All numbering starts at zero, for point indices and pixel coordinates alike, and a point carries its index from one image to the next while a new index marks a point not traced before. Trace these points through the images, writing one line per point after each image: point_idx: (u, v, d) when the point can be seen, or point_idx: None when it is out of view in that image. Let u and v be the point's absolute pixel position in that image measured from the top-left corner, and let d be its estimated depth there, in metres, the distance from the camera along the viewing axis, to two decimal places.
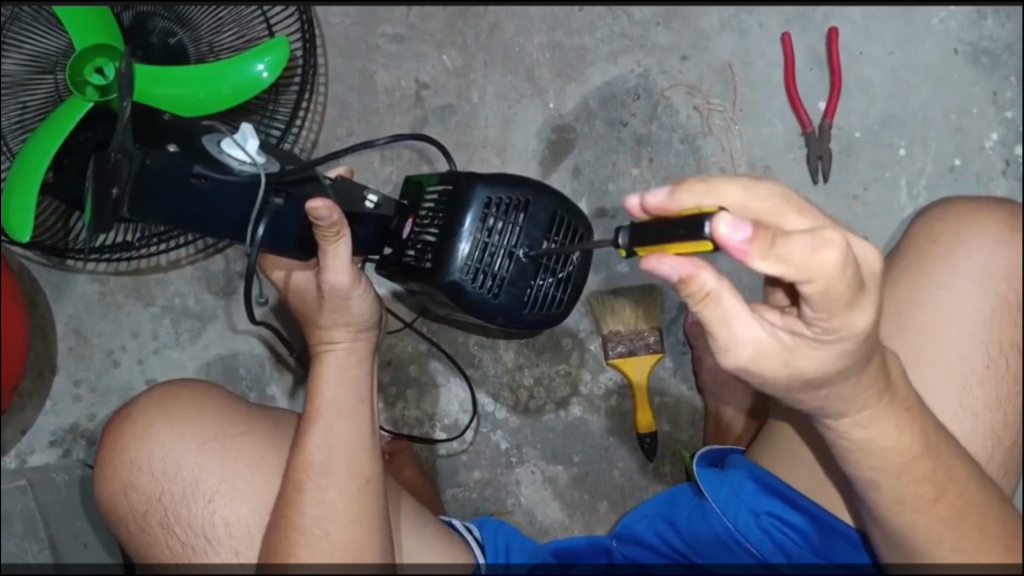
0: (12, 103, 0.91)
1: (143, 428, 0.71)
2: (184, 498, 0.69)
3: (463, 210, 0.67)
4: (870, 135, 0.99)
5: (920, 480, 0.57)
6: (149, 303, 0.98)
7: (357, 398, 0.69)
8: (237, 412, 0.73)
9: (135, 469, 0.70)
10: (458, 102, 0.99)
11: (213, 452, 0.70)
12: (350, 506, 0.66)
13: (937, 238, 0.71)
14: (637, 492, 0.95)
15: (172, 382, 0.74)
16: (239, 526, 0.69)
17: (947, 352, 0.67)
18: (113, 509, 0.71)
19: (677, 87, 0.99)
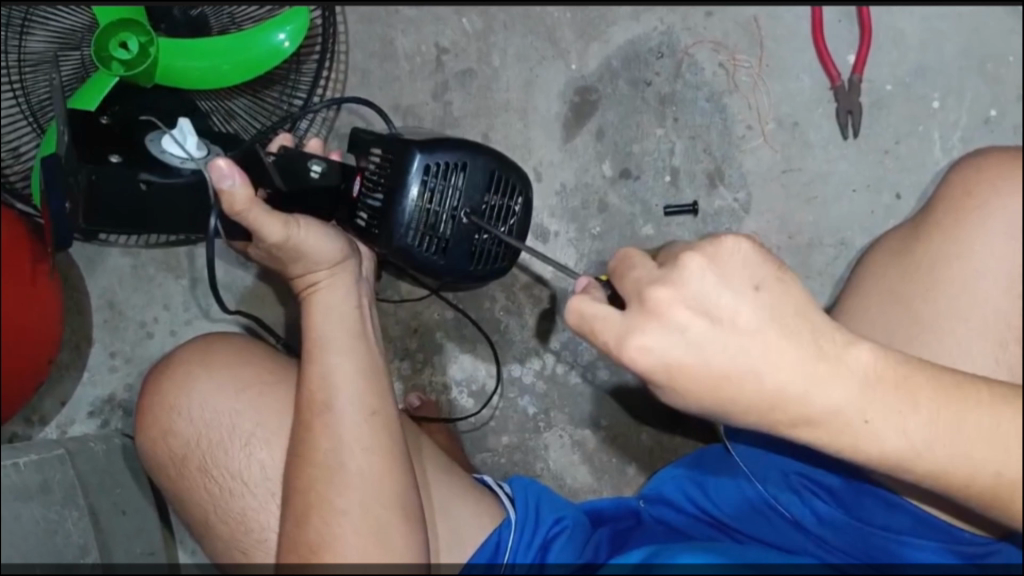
0: (39, 79, 0.92)
1: (182, 377, 0.76)
2: (221, 442, 0.75)
3: (410, 170, 0.73)
4: (902, 88, 0.96)
5: (938, 433, 0.53)
6: (179, 274, 0.99)
7: (354, 334, 0.73)
8: (271, 362, 0.79)
9: (175, 416, 0.76)
10: (478, 66, 0.98)
11: (248, 398, 0.76)
12: (364, 436, 0.69)
13: (971, 191, 0.68)
14: (666, 455, 0.95)
15: (206, 336, 0.80)
16: (273, 468, 0.74)
17: (981, 309, 0.66)
18: (154, 456, 0.77)
19: (702, 43, 0.97)
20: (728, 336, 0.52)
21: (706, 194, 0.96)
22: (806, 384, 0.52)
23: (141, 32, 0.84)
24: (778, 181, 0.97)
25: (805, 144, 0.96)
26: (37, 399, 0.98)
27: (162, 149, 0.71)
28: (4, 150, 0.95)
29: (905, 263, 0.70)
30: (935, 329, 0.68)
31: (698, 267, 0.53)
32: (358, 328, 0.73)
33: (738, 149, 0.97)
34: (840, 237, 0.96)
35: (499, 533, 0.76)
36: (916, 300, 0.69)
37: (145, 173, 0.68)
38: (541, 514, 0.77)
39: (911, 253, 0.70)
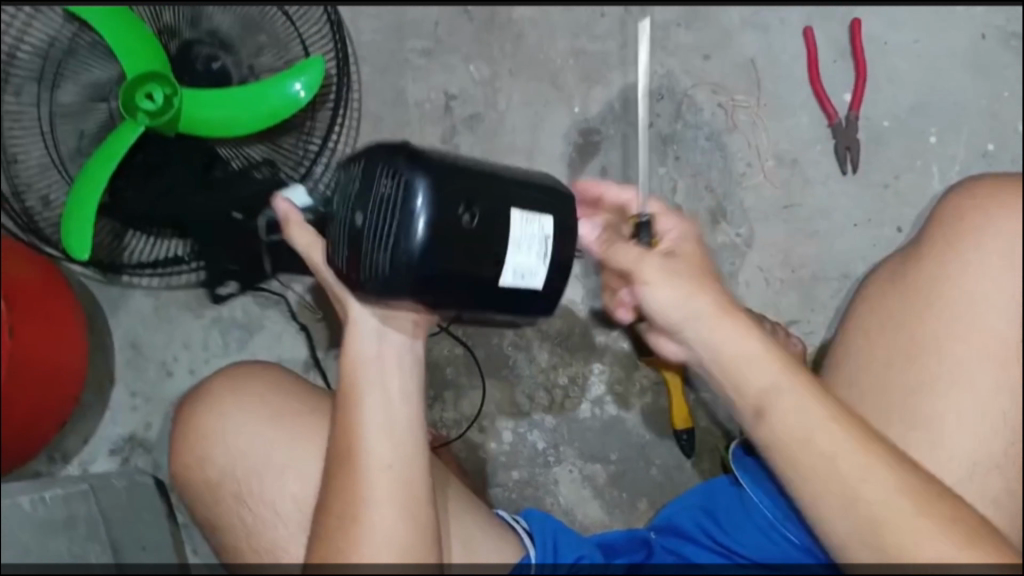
0: (69, 131, 0.97)
1: (217, 407, 0.78)
2: (256, 472, 0.76)
3: (444, 194, 0.59)
4: (899, 124, 0.99)
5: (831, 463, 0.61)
6: (200, 315, 1.04)
7: (389, 392, 0.67)
8: (306, 396, 0.79)
9: (211, 444, 0.77)
10: (486, 110, 1.02)
11: (285, 428, 0.77)
12: (404, 498, 0.65)
13: (963, 216, 0.71)
14: (675, 487, 0.97)
15: (240, 366, 0.81)
16: (304, 498, 0.75)
17: (982, 327, 0.67)
18: (190, 483, 0.79)
19: (702, 85, 1.00)
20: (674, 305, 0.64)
21: (709, 230, 0.99)
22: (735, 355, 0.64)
23: (166, 84, 0.88)
24: (780, 217, 0.99)
25: (805, 180, 0.99)
26: (61, 437, 1.02)
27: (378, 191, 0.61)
28: (34, 198, 1.00)
29: (903, 287, 0.72)
30: (937, 350, 0.69)
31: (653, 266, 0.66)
32: (407, 381, 0.68)
33: (739, 186, 0.99)
34: (844, 270, 0.98)
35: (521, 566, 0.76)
36: (920, 321, 0.70)
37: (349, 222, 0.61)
38: (560, 559, 0.78)
39: (906, 279, 0.72)
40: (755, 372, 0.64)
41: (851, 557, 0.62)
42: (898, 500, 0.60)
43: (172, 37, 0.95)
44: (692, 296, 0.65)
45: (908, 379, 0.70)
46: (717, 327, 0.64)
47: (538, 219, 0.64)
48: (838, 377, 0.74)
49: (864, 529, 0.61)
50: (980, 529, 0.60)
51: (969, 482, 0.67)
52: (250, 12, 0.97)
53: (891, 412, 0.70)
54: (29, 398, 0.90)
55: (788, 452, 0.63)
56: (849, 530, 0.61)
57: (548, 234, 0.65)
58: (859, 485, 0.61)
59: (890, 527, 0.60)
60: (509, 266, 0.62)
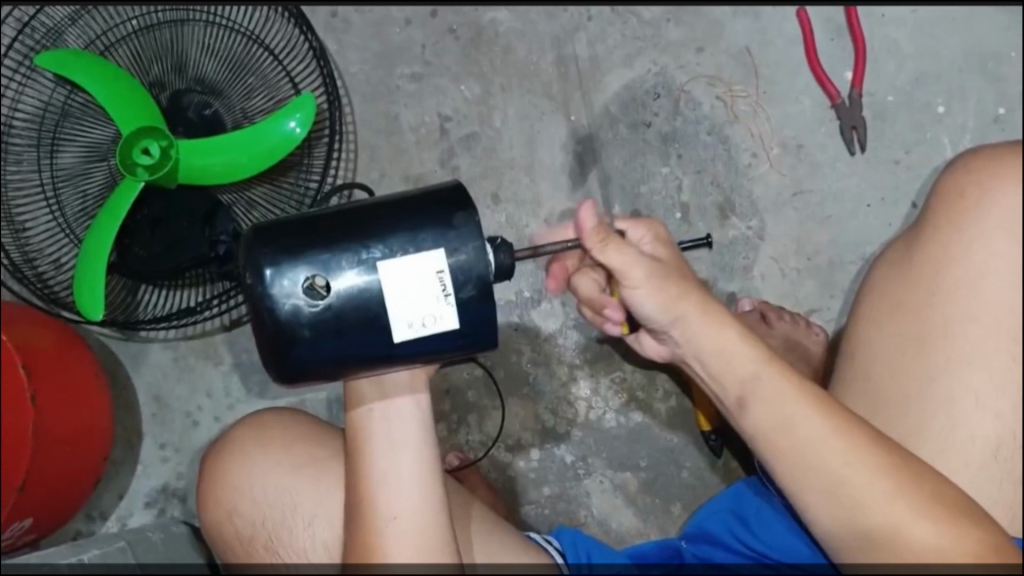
0: (72, 193, 0.97)
1: (240, 457, 0.77)
2: (284, 521, 0.75)
3: (289, 270, 0.62)
4: (904, 98, 0.96)
5: (812, 449, 0.63)
6: (218, 361, 1.03)
7: (399, 445, 0.69)
8: (326, 439, 0.78)
9: (238, 497, 0.76)
10: (482, 128, 1.01)
11: (308, 475, 0.76)
12: (422, 542, 0.67)
13: (964, 192, 0.67)
14: (709, 489, 0.95)
15: (260, 414, 0.80)
16: (334, 547, 0.74)
17: (992, 305, 0.65)
18: (222, 536, 0.78)
19: (697, 79, 0.98)
20: (651, 300, 0.67)
21: (719, 226, 0.97)
22: (710, 342, 0.67)
23: (160, 136, 0.89)
24: (790, 205, 0.96)
25: (812, 165, 0.96)
26: (96, 496, 1.02)
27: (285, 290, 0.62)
28: (46, 263, 1.00)
29: (908, 270, 0.69)
30: (948, 331, 0.66)
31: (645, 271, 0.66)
32: (414, 430, 0.69)
33: (746, 178, 0.97)
34: (861, 253, 0.95)
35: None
36: (927, 304, 0.67)
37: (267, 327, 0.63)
38: (595, 563, 0.77)
39: (913, 261, 0.69)
40: (736, 359, 0.66)
41: (840, 542, 0.63)
42: (877, 484, 0.61)
43: (161, 87, 0.94)
44: (675, 301, 0.67)
45: (926, 362, 0.67)
46: (701, 321, 0.67)
47: (422, 257, 0.62)
48: (855, 366, 0.71)
49: (845, 515, 0.62)
50: (964, 506, 0.61)
51: (992, 462, 0.65)
52: (237, 53, 0.96)
53: (907, 396, 0.67)
54: (61, 463, 0.90)
55: (778, 434, 0.64)
56: (833, 515, 0.63)
57: (442, 269, 0.62)
58: (842, 470, 0.62)
59: (869, 511, 0.62)
60: (399, 316, 0.62)
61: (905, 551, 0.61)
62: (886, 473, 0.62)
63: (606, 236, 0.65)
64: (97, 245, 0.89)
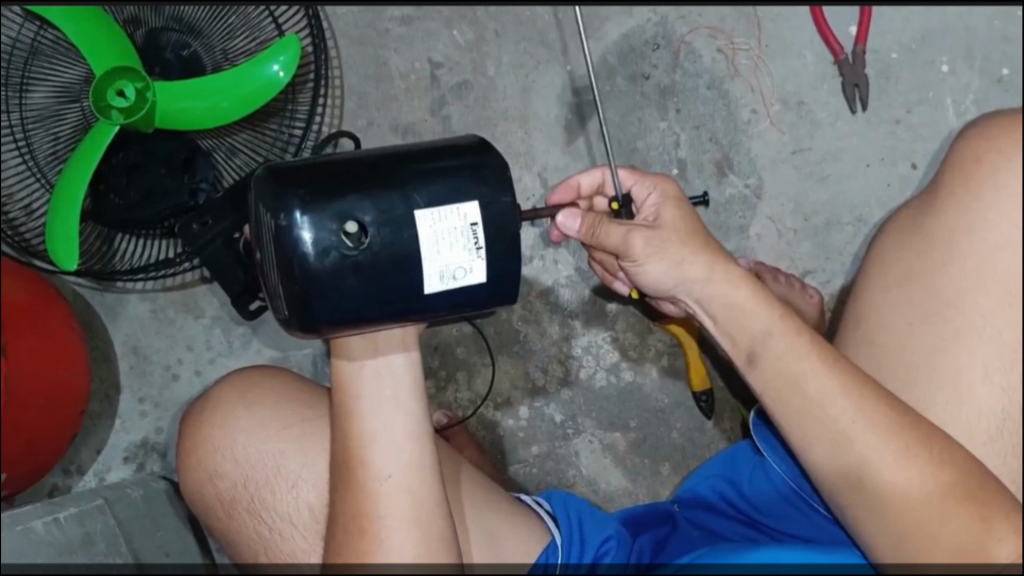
0: (43, 135, 0.91)
1: (223, 416, 0.74)
2: (269, 483, 0.72)
3: (319, 214, 0.58)
4: (908, 56, 0.94)
5: (814, 407, 0.63)
6: (199, 314, 1.00)
7: (396, 401, 0.67)
8: (315, 397, 0.76)
9: (220, 457, 0.74)
10: (474, 76, 0.97)
11: (294, 436, 0.73)
12: (413, 503, 0.65)
13: (981, 158, 0.66)
14: (698, 450, 0.95)
15: (246, 370, 0.77)
16: (320, 509, 0.71)
17: (1006, 275, 0.64)
18: (202, 497, 0.75)
19: (698, 30, 0.95)
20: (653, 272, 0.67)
21: (716, 183, 0.94)
22: (721, 304, 0.67)
23: (136, 78, 0.83)
24: (789, 163, 0.94)
25: (813, 122, 0.94)
26: (73, 450, 0.99)
27: (309, 236, 0.58)
28: (17, 209, 0.95)
29: (919, 237, 0.68)
30: (959, 300, 0.65)
31: (644, 239, 0.66)
32: (407, 391, 0.67)
33: (745, 135, 0.94)
34: (858, 215, 0.94)
35: (546, 555, 0.72)
36: (939, 273, 0.66)
37: (288, 273, 0.58)
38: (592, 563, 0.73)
39: (924, 229, 0.68)
40: (750, 316, 0.66)
41: (835, 497, 0.64)
42: (885, 443, 0.62)
43: (136, 25, 0.88)
44: (682, 263, 0.66)
45: (937, 331, 0.66)
46: (712, 281, 0.67)
47: (456, 208, 0.60)
48: (862, 332, 0.70)
49: (846, 472, 0.63)
50: (965, 463, 0.62)
51: (998, 437, 0.64)
52: None
53: (917, 364, 0.66)
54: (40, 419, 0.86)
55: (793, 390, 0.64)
56: (833, 470, 0.63)
57: (477, 221, 0.61)
58: (848, 430, 0.62)
59: (873, 468, 0.62)
60: (431, 268, 0.60)
61: (899, 507, 0.61)
62: (896, 434, 0.62)
63: (596, 223, 0.66)
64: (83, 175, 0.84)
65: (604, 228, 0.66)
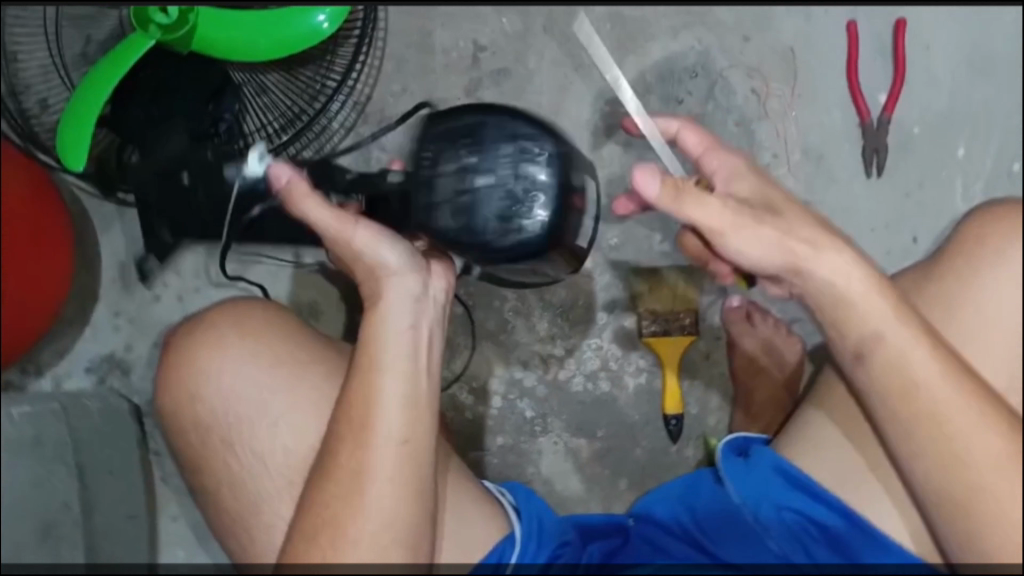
0: (74, 34, 0.89)
1: (216, 343, 0.73)
2: (249, 419, 0.72)
3: None
4: (929, 133, 0.97)
5: (932, 415, 0.58)
6: (194, 243, 1.00)
7: (414, 354, 0.66)
8: (313, 345, 0.75)
9: (205, 382, 0.73)
10: (514, 66, 0.99)
11: (286, 380, 0.72)
12: (404, 469, 0.64)
13: (985, 237, 0.67)
14: (658, 471, 0.96)
15: (246, 303, 0.76)
16: (298, 456, 0.71)
17: (999, 357, 0.63)
18: (176, 418, 0.75)
19: (736, 67, 0.99)
20: (746, 238, 0.60)
21: None
22: (861, 292, 0.60)
23: None
24: None
25: (829, 177, 0.97)
26: (38, 349, 0.99)
27: None
28: None
29: (914, 303, 0.69)
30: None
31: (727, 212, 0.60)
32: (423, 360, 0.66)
33: (762, 177, 0.97)
34: None
35: (500, 552, 0.72)
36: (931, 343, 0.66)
37: None
38: (549, 563, 0.73)
39: (922, 294, 0.69)
40: (861, 312, 0.60)
41: (946, 512, 0.59)
42: (994, 468, 0.56)
43: None
44: (775, 245, 0.60)
45: None
46: (828, 262, 0.60)
47: None
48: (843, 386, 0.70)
49: (964, 491, 0.58)
50: None
51: None
52: None
53: None
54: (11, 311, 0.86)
55: (902, 390, 0.59)
56: (940, 484, 0.59)
57: None
58: (960, 447, 0.57)
59: (986, 491, 0.57)
60: None
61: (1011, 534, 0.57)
62: (1009, 463, 0.57)
63: (678, 187, 0.61)
64: (109, 76, 0.83)
65: (694, 205, 0.60)
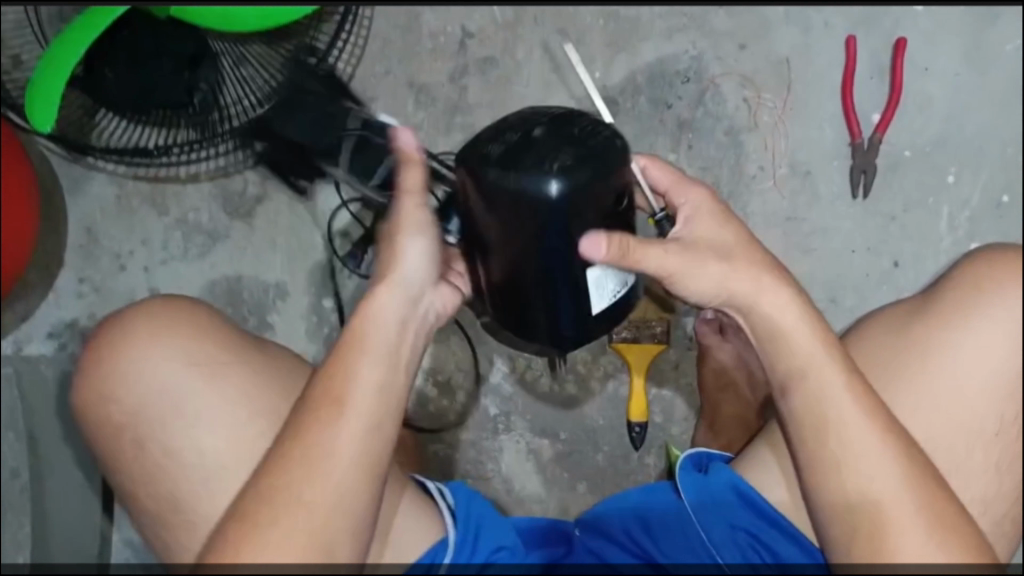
0: None
1: (133, 338, 0.66)
2: (166, 416, 0.65)
3: None
4: (920, 156, 0.94)
5: (852, 437, 0.59)
6: (163, 213, 0.97)
7: (400, 341, 0.62)
8: (236, 344, 0.68)
9: (119, 376, 0.66)
10: (501, 56, 0.96)
11: (207, 378, 0.66)
12: (370, 454, 0.59)
13: (981, 285, 0.63)
14: (619, 478, 0.94)
15: (169, 296, 0.69)
16: (220, 457, 0.65)
17: (958, 410, 0.62)
18: (84, 413, 0.67)
19: (729, 75, 0.96)
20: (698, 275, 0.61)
21: None
22: (792, 321, 0.61)
23: None
24: (779, 228, 0.95)
25: (813, 195, 0.95)
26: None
27: None
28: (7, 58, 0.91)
29: (900, 337, 0.65)
30: (912, 415, 0.63)
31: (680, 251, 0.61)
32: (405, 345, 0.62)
33: (747, 189, 0.95)
34: (832, 295, 0.94)
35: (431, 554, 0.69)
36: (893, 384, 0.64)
37: None
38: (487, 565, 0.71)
39: (907, 334, 0.65)
40: (792, 343, 0.61)
41: (833, 537, 0.60)
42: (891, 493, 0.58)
43: None
44: (726, 279, 0.61)
45: None
46: (759, 295, 0.61)
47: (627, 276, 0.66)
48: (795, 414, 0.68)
49: (856, 516, 0.59)
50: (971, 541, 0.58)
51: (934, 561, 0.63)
52: None
53: None
54: None
55: (820, 427, 0.60)
56: (838, 506, 0.59)
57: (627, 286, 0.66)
58: (863, 471, 0.58)
59: (884, 518, 0.58)
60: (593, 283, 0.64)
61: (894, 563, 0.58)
62: (914, 498, 0.58)
63: (627, 246, 0.58)
64: (87, 33, 0.76)
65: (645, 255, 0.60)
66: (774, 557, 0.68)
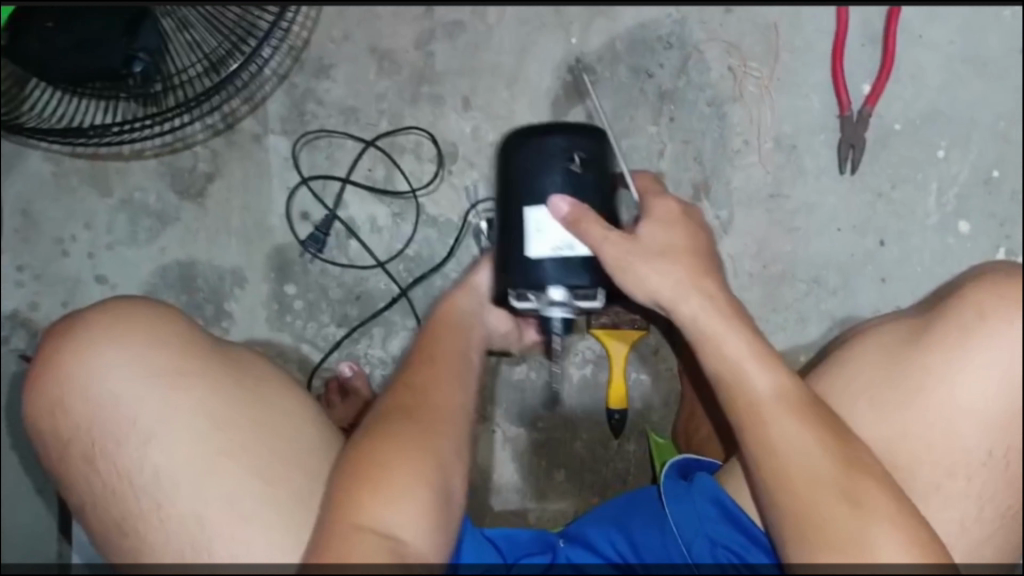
0: None
1: (80, 344, 0.62)
2: (115, 432, 0.61)
3: None
4: (910, 130, 0.90)
5: (810, 466, 0.55)
6: (106, 193, 0.90)
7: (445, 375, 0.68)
8: (196, 349, 0.64)
9: (65, 387, 0.62)
10: (471, 19, 0.89)
11: (161, 388, 0.61)
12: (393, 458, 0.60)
13: (984, 313, 0.58)
14: (597, 466, 0.92)
15: (121, 300, 0.65)
16: (167, 476, 0.60)
17: (946, 443, 0.58)
18: (32, 427, 0.63)
19: (714, 41, 0.90)
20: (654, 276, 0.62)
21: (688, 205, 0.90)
22: (740, 346, 0.58)
23: None
24: (763, 206, 0.91)
25: (799, 171, 0.90)
26: None
27: None
28: None
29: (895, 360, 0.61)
30: (897, 444, 0.59)
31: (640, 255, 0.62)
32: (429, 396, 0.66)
33: (730, 164, 0.90)
34: (815, 276, 0.91)
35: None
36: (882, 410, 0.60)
37: None
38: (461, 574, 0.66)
39: (901, 358, 0.61)
40: (738, 368, 0.58)
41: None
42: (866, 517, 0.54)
43: None
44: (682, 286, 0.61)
45: None
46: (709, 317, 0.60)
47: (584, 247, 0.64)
48: None
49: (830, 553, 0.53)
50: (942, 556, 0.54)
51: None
52: None
53: None
54: None
55: (761, 447, 0.56)
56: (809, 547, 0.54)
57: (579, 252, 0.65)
58: (829, 501, 0.54)
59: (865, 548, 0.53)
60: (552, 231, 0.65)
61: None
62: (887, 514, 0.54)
63: (580, 216, 0.64)
64: None
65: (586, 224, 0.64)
66: (743, 560, 0.64)
